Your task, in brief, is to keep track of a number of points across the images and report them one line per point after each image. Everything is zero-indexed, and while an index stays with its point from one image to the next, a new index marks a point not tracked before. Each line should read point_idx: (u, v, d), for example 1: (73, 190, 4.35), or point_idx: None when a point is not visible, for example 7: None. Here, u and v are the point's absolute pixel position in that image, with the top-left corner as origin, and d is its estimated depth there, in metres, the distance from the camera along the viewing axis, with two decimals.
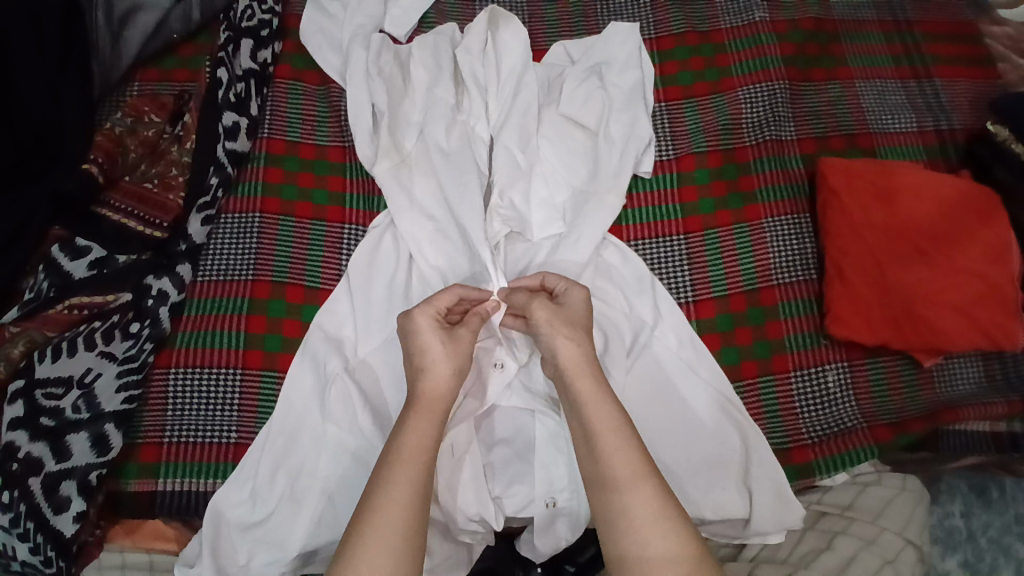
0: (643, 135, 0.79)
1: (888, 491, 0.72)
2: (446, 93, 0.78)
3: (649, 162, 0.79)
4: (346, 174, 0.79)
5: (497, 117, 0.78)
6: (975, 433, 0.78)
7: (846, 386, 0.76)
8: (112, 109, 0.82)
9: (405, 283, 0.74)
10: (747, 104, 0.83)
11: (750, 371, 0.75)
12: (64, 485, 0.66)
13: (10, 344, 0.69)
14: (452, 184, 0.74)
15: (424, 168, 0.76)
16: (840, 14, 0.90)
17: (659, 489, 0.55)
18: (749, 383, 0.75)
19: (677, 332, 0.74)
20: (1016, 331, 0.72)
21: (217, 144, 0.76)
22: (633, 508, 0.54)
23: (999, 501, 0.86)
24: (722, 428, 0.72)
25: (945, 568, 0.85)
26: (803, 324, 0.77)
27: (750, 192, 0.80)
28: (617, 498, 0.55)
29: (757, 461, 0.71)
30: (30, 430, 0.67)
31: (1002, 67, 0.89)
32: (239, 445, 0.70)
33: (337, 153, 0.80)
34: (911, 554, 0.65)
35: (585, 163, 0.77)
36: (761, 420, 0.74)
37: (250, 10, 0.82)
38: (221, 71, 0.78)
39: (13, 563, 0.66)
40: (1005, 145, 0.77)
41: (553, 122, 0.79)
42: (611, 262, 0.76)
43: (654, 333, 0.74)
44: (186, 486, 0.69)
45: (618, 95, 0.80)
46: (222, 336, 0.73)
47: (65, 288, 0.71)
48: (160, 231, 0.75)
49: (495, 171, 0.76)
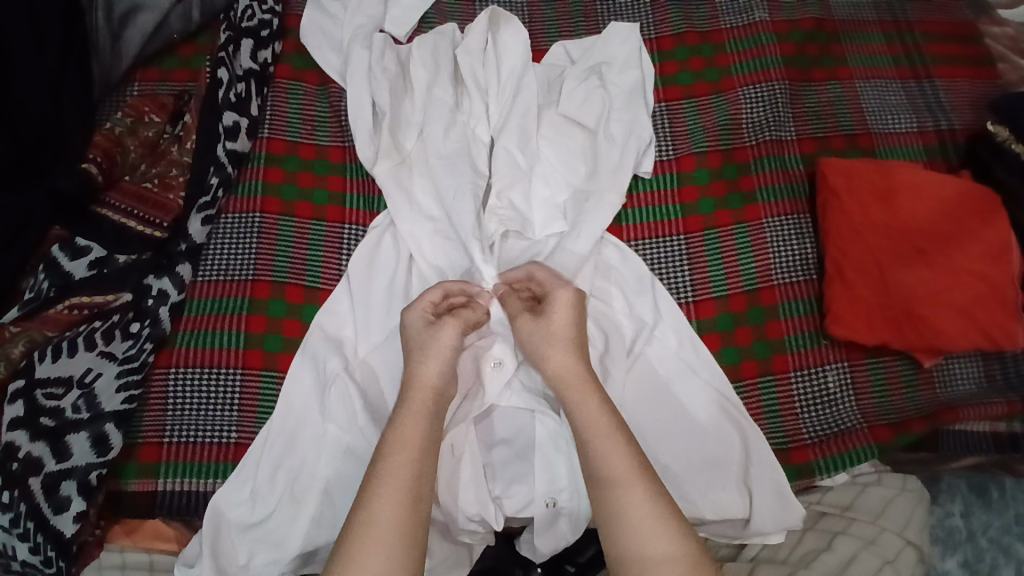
0: (643, 134, 0.79)
1: (888, 491, 0.72)
2: (445, 93, 0.78)
3: (649, 162, 0.79)
4: (346, 174, 0.79)
5: (497, 117, 0.78)
6: (974, 433, 0.78)
7: (846, 387, 0.76)
8: (112, 109, 0.82)
9: (406, 283, 0.74)
10: (747, 104, 0.83)
11: (750, 370, 0.75)
12: (65, 485, 0.66)
13: (10, 344, 0.69)
14: (451, 185, 0.74)
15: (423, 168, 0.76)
16: (840, 14, 0.90)
17: (656, 499, 0.56)
18: (749, 383, 0.75)
19: (677, 332, 0.74)
20: (1015, 331, 0.72)
21: (217, 144, 0.76)
22: (628, 514, 0.55)
23: (999, 501, 0.86)
24: (722, 428, 0.72)
25: (945, 568, 0.85)
26: (803, 324, 0.77)
27: (750, 192, 0.80)
28: (615, 504, 0.56)
29: (757, 461, 0.71)
30: (30, 430, 0.67)
31: (1002, 67, 0.89)
32: (239, 445, 0.70)
33: (337, 153, 0.80)
34: (911, 554, 0.65)
35: (584, 163, 0.78)
36: (760, 420, 0.74)
37: (250, 10, 0.82)
38: (221, 72, 0.78)
39: (13, 563, 0.66)
40: (1005, 145, 0.77)
41: (553, 122, 0.79)
42: (611, 262, 0.76)
43: (654, 334, 0.74)
44: (186, 486, 0.69)
45: (618, 95, 0.80)
46: (222, 336, 0.73)
47: (65, 288, 0.71)
48: (160, 231, 0.75)
49: (495, 171, 0.76)
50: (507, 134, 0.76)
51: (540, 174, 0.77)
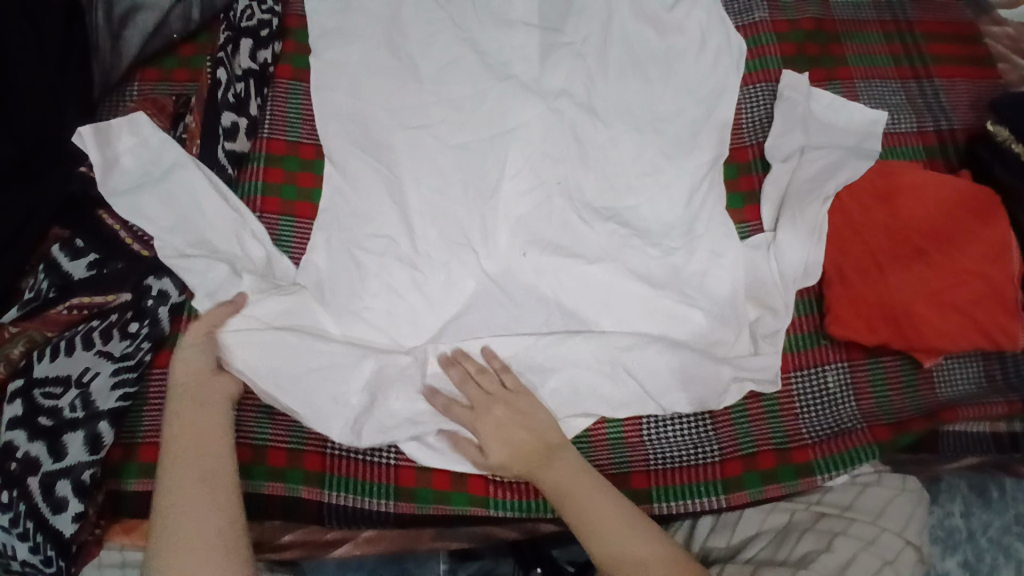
0: (693, 117, 0.79)
1: (888, 491, 0.72)
2: (470, 130, 0.77)
3: (691, 184, 0.77)
4: (318, 170, 0.78)
5: (713, 152, 0.79)
6: (975, 433, 0.78)
7: (846, 386, 0.76)
8: (113, 109, 0.81)
9: (376, 284, 0.73)
10: (746, 104, 0.84)
11: (640, 480, 0.73)
12: (62, 485, 0.65)
13: (10, 344, 0.68)
14: (453, 142, 0.76)
15: (424, 200, 0.75)
16: (840, 14, 0.90)
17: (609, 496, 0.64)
18: (750, 396, 0.75)
19: (710, 246, 0.76)
20: (1016, 331, 0.72)
21: (216, 144, 0.74)
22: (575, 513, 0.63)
23: (999, 501, 0.87)
24: (715, 332, 0.75)
25: (945, 568, 0.86)
26: (803, 324, 0.78)
27: (750, 192, 0.81)
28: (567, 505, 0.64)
29: (763, 333, 0.75)
30: (29, 430, 0.66)
31: (1002, 68, 0.90)
32: (391, 464, 0.72)
33: (308, 150, 0.78)
34: (911, 555, 0.65)
35: (614, 155, 0.78)
36: (685, 428, 0.75)
37: (249, 9, 0.79)
38: (221, 71, 0.76)
39: (13, 563, 0.66)
40: (1005, 145, 0.77)
41: (630, 136, 0.78)
42: (646, 170, 0.78)
43: (629, 208, 0.77)
44: (296, 516, 0.69)
45: (666, 143, 0.78)
46: None
47: (66, 288, 0.69)
48: (150, 249, 0.72)
49: (546, 153, 0.77)
50: (558, 146, 0.77)
51: (586, 155, 0.78)
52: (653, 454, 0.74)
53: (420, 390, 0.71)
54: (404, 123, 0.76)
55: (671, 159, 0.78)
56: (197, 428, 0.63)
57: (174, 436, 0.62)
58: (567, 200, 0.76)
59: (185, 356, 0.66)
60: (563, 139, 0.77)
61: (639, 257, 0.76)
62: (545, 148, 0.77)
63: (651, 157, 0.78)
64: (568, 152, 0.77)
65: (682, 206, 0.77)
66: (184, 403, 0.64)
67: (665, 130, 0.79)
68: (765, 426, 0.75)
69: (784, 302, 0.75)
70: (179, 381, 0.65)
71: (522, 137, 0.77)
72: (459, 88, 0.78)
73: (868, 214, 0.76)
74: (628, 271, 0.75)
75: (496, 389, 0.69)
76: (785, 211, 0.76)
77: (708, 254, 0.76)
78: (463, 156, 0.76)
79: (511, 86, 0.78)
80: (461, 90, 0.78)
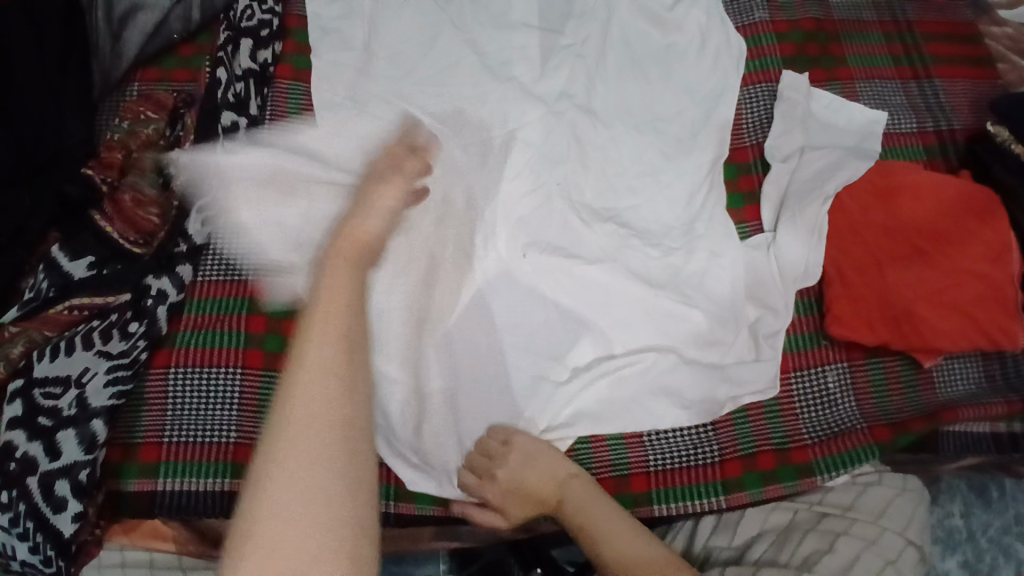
0: (694, 117, 0.80)
1: (888, 491, 0.71)
2: (471, 129, 0.77)
3: (692, 185, 0.78)
4: None
5: (713, 152, 0.79)
6: (975, 433, 0.77)
7: (845, 386, 0.77)
8: (112, 110, 0.80)
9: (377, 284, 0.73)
10: (746, 105, 0.84)
11: (640, 482, 0.73)
12: (61, 485, 0.65)
13: (10, 344, 0.68)
14: (454, 141, 0.76)
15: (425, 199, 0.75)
16: (840, 14, 0.90)
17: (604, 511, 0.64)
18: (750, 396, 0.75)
19: (710, 247, 0.76)
20: (1016, 332, 0.72)
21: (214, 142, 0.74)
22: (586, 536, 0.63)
23: (998, 501, 0.87)
24: (716, 333, 0.74)
25: (945, 568, 0.85)
26: (803, 324, 0.78)
27: (749, 192, 0.81)
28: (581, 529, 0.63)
29: (763, 333, 0.76)
30: (29, 430, 0.66)
31: (1002, 68, 0.89)
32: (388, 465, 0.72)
33: None
34: (912, 555, 0.65)
35: (614, 154, 0.78)
36: (684, 429, 0.74)
37: (250, 10, 0.80)
38: (220, 71, 0.77)
39: (14, 563, 0.65)
40: (1005, 145, 0.77)
41: (629, 136, 0.78)
42: (647, 169, 0.78)
43: (629, 208, 0.77)
44: None
45: (666, 144, 0.78)
46: (222, 337, 0.73)
47: (66, 288, 0.70)
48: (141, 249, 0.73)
49: (547, 152, 0.77)
50: (559, 146, 0.77)
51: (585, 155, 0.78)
52: (652, 455, 0.74)
53: (420, 389, 0.72)
54: (405, 123, 0.76)
55: (671, 159, 0.78)
56: (326, 374, 0.41)
57: (292, 395, 0.40)
58: (567, 199, 0.76)
59: (336, 286, 0.45)
60: (563, 139, 0.77)
61: (639, 257, 0.76)
62: (546, 148, 0.77)
63: (652, 157, 0.78)
64: (569, 152, 0.77)
65: (682, 206, 0.77)
66: (320, 331, 0.42)
67: (665, 130, 0.79)
68: (766, 427, 0.75)
69: (782, 304, 0.76)
70: (329, 297, 0.44)
71: (523, 136, 0.77)
72: (460, 87, 0.78)
73: (868, 214, 0.76)
74: (629, 270, 0.75)
75: (497, 450, 0.69)
76: (785, 210, 0.77)
77: (708, 254, 0.76)
78: (465, 154, 0.76)
79: (512, 87, 0.78)
80: (461, 89, 0.78)
